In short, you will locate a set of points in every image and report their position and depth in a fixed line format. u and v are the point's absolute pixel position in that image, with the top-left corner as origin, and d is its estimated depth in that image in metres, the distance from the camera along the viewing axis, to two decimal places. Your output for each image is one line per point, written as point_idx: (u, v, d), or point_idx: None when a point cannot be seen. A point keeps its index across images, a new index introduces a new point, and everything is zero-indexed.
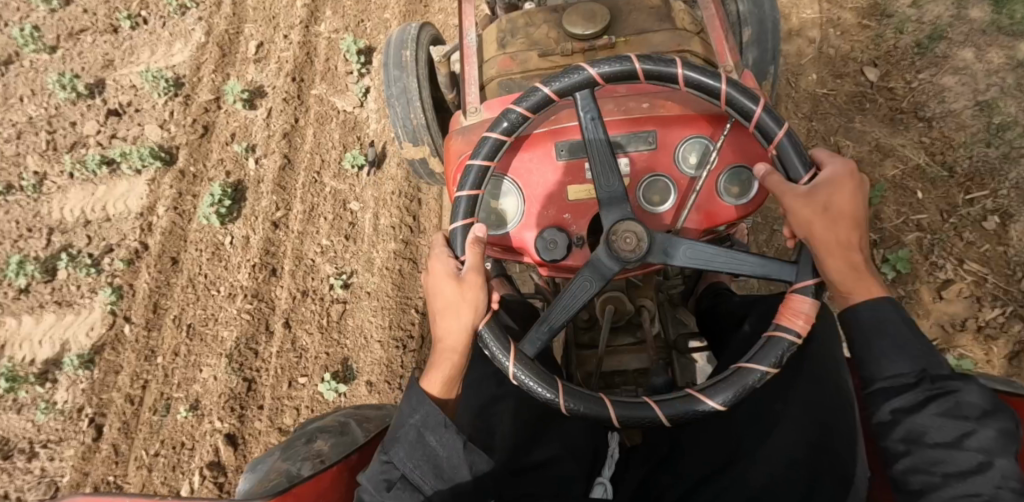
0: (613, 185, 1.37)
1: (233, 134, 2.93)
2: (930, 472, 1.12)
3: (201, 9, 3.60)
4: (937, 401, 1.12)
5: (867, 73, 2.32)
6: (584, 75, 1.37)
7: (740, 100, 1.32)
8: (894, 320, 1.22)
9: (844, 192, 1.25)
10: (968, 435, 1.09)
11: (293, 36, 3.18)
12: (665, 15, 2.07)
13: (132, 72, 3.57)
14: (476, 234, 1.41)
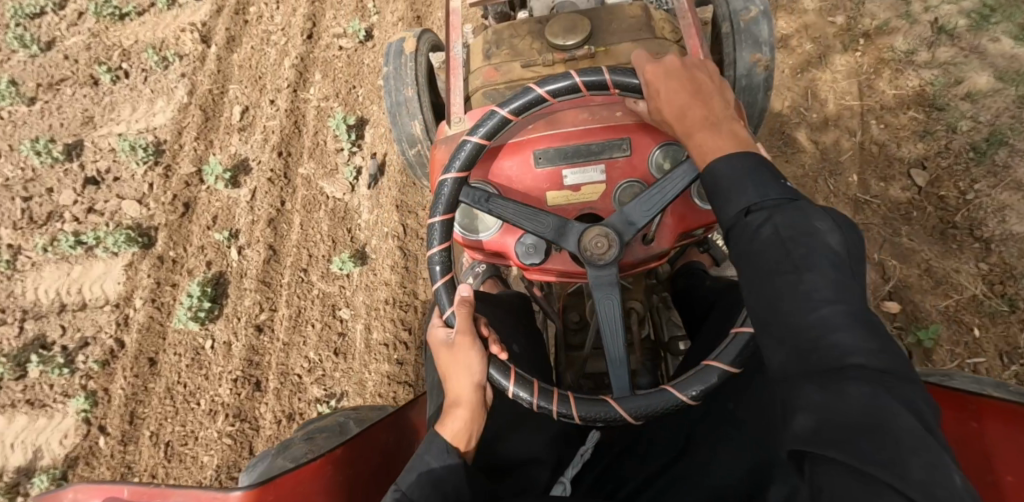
0: (552, 228, 1.44)
1: (215, 217, 2.70)
2: (774, 312, 0.99)
3: (184, 63, 3.39)
4: (764, 234, 1.04)
5: (915, 176, 2.10)
6: (499, 117, 1.44)
7: (625, 83, 1.41)
8: (742, 170, 1.12)
9: (662, 95, 1.35)
10: (801, 261, 0.99)
11: (280, 101, 2.95)
12: (643, 24, 2.11)
13: (112, 132, 3.35)
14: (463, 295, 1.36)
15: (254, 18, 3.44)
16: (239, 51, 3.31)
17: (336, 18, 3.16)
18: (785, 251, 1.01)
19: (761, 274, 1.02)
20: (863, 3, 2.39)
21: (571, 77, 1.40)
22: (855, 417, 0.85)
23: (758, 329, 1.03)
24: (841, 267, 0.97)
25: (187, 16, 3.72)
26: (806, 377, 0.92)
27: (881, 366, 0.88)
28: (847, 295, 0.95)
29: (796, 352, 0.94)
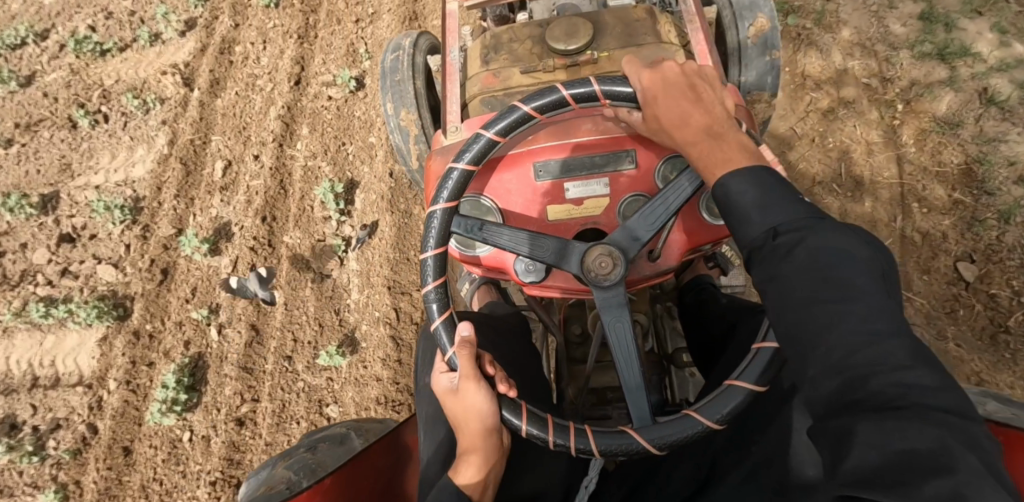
0: (551, 251, 1.32)
1: (195, 289, 2.50)
2: (814, 335, 0.92)
3: (166, 109, 3.19)
4: (797, 257, 0.97)
5: (962, 270, 1.93)
6: (483, 140, 1.32)
7: (619, 92, 1.28)
8: (760, 188, 1.05)
9: (659, 104, 1.23)
10: (839, 288, 0.92)
11: (265, 157, 2.74)
12: (652, 28, 1.93)
13: (89, 181, 3.16)
14: (462, 336, 1.21)
15: (239, 59, 3.23)
16: (222, 95, 3.11)
17: (326, 64, 2.95)
18: (818, 276, 0.94)
19: (797, 300, 0.95)
20: (901, 63, 2.18)
21: (560, 89, 1.28)
22: (918, 457, 0.77)
23: (794, 362, 0.95)
24: (882, 292, 0.92)
25: (170, 55, 3.51)
26: (856, 415, 0.84)
27: (940, 401, 0.81)
28: (897, 326, 0.88)
29: (842, 386, 0.87)
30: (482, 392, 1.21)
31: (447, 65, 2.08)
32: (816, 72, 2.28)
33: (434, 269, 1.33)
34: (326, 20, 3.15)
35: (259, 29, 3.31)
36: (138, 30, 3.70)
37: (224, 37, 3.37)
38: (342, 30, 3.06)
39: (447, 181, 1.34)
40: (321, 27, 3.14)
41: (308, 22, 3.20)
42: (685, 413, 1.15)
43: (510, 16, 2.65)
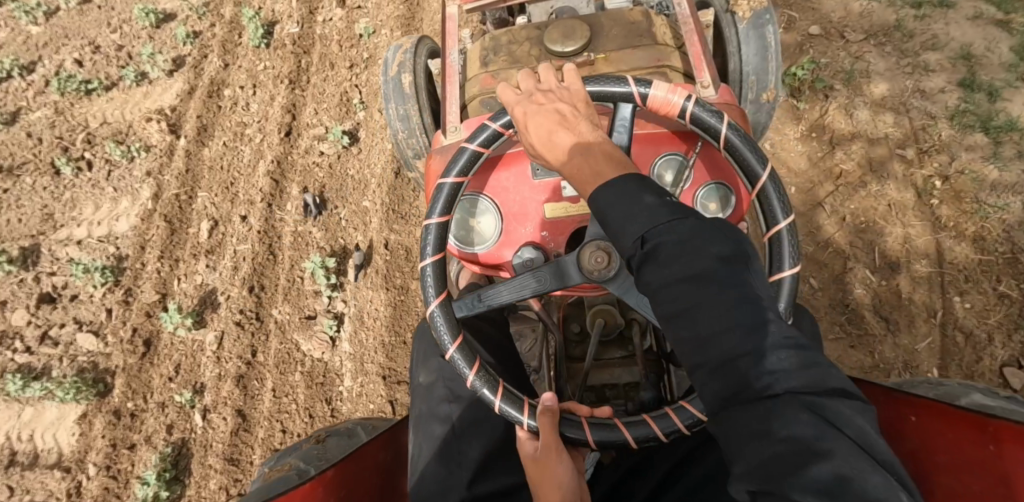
0: (550, 280, 1.37)
1: (178, 366, 2.36)
2: (696, 334, 0.96)
3: (151, 158, 3.02)
4: (669, 261, 1.00)
5: (1009, 377, 1.77)
6: (467, 152, 1.42)
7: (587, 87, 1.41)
8: (636, 194, 1.10)
9: (534, 132, 1.30)
10: (715, 288, 0.96)
11: (252, 218, 2.58)
12: (647, 29, 2.05)
13: (71, 234, 3.00)
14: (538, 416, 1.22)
15: (228, 104, 3.06)
16: (210, 143, 2.95)
17: (317, 114, 2.77)
18: (693, 276, 0.98)
19: (677, 305, 0.98)
20: (939, 134, 2.02)
21: (468, 144, 1.42)
22: (805, 447, 0.85)
23: (686, 366, 0.98)
24: (745, 281, 0.98)
25: (156, 97, 3.35)
26: (751, 414, 0.89)
27: (818, 386, 0.91)
28: (764, 315, 0.95)
29: (732, 388, 0.91)
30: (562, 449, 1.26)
31: (448, 66, 2.18)
32: (846, 138, 2.11)
33: (435, 276, 1.40)
34: (319, 64, 2.99)
35: (248, 71, 3.15)
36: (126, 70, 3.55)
37: (213, 79, 3.20)
38: (336, 76, 2.90)
39: (440, 196, 1.42)
40: (313, 72, 2.98)
41: (301, 65, 3.04)
42: None
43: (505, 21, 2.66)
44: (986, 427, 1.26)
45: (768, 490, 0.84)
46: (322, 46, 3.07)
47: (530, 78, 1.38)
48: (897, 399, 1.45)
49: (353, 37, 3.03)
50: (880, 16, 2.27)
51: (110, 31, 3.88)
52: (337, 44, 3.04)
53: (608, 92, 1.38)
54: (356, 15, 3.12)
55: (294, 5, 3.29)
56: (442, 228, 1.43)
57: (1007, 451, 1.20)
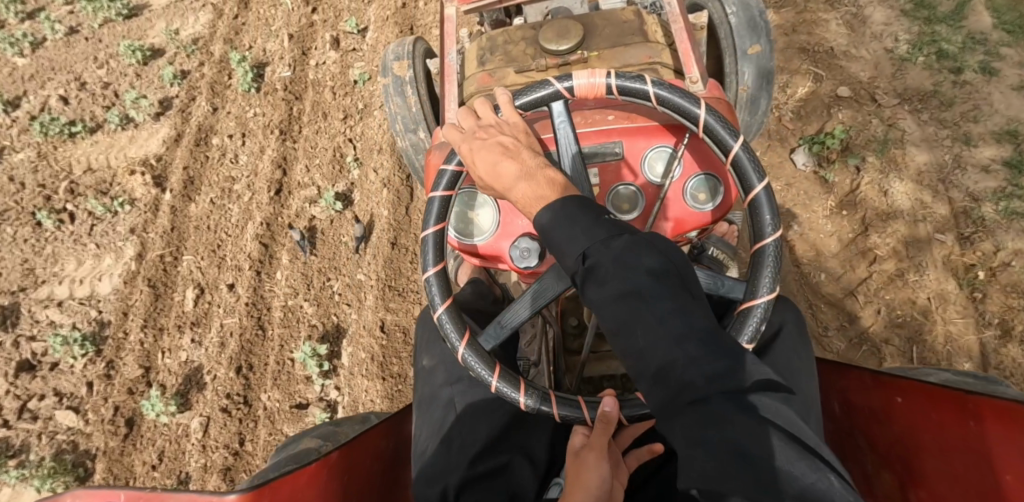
0: (553, 286, 1.36)
1: (162, 453, 2.22)
2: (637, 346, 1.03)
3: (133, 214, 2.86)
4: (609, 280, 1.07)
5: None
6: (448, 173, 1.46)
7: (539, 95, 1.45)
8: (578, 216, 1.16)
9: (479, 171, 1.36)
10: (653, 300, 1.04)
11: (240, 288, 2.43)
12: (641, 28, 2.06)
13: (53, 294, 2.85)
14: (606, 410, 1.22)
15: (216, 155, 2.89)
16: (197, 198, 2.79)
17: (310, 172, 2.60)
18: (630, 292, 1.05)
19: (621, 319, 1.05)
20: (983, 219, 1.89)
21: (434, 191, 1.46)
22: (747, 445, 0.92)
23: (632, 375, 1.05)
24: (677, 292, 1.06)
25: (142, 143, 3.19)
26: (695, 415, 0.95)
27: (753, 383, 0.99)
28: (695, 320, 1.03)
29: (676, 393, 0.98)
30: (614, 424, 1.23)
31: (447, 67, 2.20)
32: (880, 220, 1.94)
33: (440, 291, 1.42)
34: (310, 113, 2.82)
35: (238, 118, 2.99)
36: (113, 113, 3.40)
37: (200, 125, 3.04)
38: (328, 127, 2.73)
39: (431, 211, 1.47)
40: (305, 121, 2.80)
41: (292, 113, 2.87)
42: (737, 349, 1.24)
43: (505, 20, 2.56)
44: (967, 403, 1.25)
45: (715, 486, 0.91)
46: (314, 91, 2.91)
47: (468, 117, 1.46)
48: (879, 381, 1.44)
49: (348, 83, 2.87)
50: (915, 79, 2.13)
51: (96, 67, 3.73)
52: (330, 92, 2.87)
53: (540, 97, 1.45)
54: (351, 59, 2.97)
55: (287, 46, 3.17)
56: (439, 238, 1.47)
57: (989, 428, 1.20)
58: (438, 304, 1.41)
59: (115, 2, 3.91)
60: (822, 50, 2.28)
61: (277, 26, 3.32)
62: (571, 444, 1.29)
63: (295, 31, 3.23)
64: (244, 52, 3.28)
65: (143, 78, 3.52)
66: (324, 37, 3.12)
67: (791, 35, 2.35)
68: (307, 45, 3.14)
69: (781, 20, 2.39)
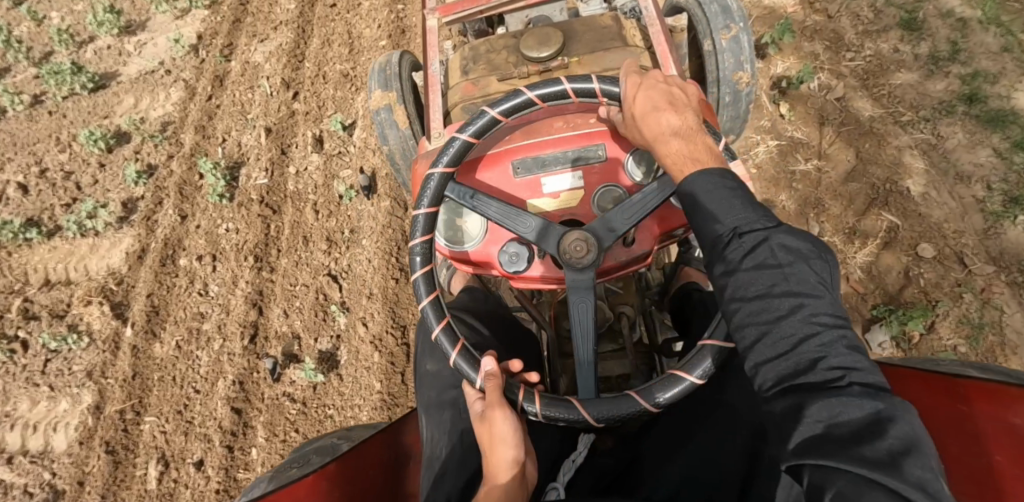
0: (533, 229, 1.33)
1: None
2: (757, 322, 0.98)
3: (91, 353, 2.49)
4: (761, 254, 1.00)
5: None
6: (488, 117, 1.35)
7: None
8: (723, 185, 1.07)
9: (640, 98, 1.28)
10: (783, 288, 0.97)
11: (212, 468, 2.12)
12: (616, 33, 2.04)
13: (1, 441, 2.48)
14: (486, 369, 1.20)
15: (183, 283, 2.52)
16: (163, 335, 2.43)
17: (289, 317, 2.26)
18: (775, 267, 0.99)
19: (756, 288, 0.99)
20: None
21: (432, 172, 1.36)
22: (872, 436, 0.85)
23: (747, 349, 0.99)
24: (826, 285, 0.98)
25: (102, 254, 2.81)
26: (800, 404, 0.91)
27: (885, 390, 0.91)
28: (838, 313, 0.96)
29: (787, 375, 0.94)
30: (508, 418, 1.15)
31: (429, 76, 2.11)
32: None
33: (425, 224, 1.35)
34: (288, 238, 2.43)
35: (208, 234, 2.61)
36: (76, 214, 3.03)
37: (167, 239, 2.67)
38: (311, 259, 2.34)
39: (446, 151, 1.36)
40: (282, 247, 2.42)
41: (270, 232, 2.49)
42: (673, 371, 1.17)
43: (486, 31, 2.56)
44: (956, 387, 1.23)
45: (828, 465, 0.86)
46: (294, 205, 2.52)
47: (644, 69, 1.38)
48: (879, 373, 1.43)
49: (332, 199, 2.47)
50: (1015, 240, 1.81)
51: (58, 150, 3.35)
52: (312, 211, 2.46)
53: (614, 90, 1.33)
54: (337, 166, 2.57)
55: (264, 142, 2.79)
56: (445, 180, 1.37)
57: (977, 410, 1.16)
58: (419, 233, 1.35)
59: (78, 73, 3.51)
60: (895, 191, 1.94)
61: (254, 114, 2.94)
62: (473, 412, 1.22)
63: (273, 123, 2.85)
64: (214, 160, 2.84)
65: (107, 168, 3.13)
66: (305, 135, 2.73)
67: (859, 166, 2.02)
68: (286, 141, 2.75)
69: (846, 146, 2.06)
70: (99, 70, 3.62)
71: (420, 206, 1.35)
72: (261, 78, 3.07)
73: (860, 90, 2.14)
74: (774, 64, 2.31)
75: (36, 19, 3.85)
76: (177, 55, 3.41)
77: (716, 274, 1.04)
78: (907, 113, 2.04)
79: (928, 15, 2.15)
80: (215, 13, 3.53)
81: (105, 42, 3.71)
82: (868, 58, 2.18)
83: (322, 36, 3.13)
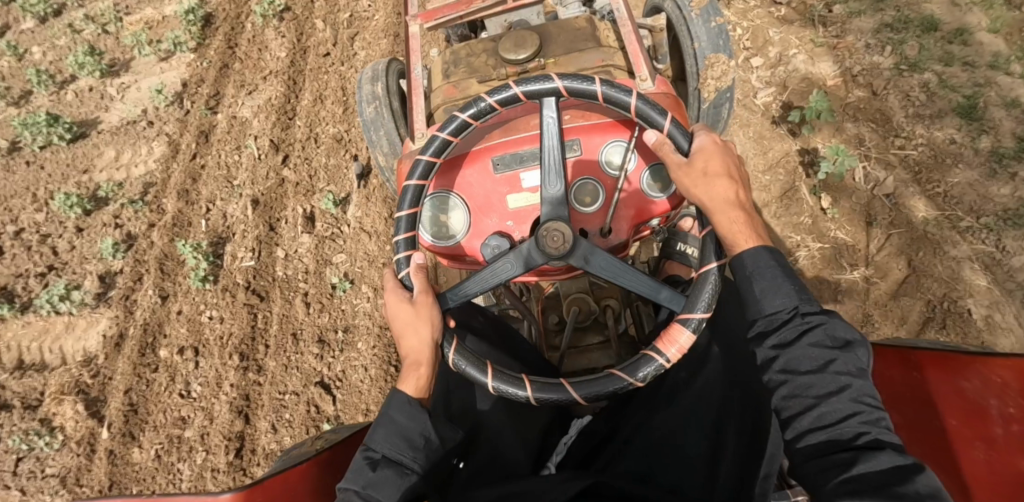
0: (553, 189, 1.39)
1: None
2: (804, 395, 1.09)
3: (64, 456, 2.29)
4: (817, 338, 1.12)
5: None
6: (510, 93, 1.39)
7: (649, 115, 1.36)
8: (775, 266, 1.19)
9: (713, 158, 1.29)
10: (834, 366, 1.09)
11: None
12: (592, 34, 1.91)
13: None
14: (418, 262, 1.39)
15: (163, 380, 2.32)
16: (143, 438, 2.26)
17: (276, 433, 2.17)
18: (831, 347, 1.11)
19: (807, 361, 1.11)
20: None
21: (408, 180, 1.43)
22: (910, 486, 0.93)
23: (790, 415, 1.10)
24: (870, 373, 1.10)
25: (78, 334, 2.59)
26: (850, 462, 1.00)
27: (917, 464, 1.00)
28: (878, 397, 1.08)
29: (833, 442, 1.04)
30: (434, 313, 1.34)
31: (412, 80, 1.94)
32: None
33: (423, 170, 1.42)
34: (277, 334, 2.32)
35: (189, 321, 2.40)
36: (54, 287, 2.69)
37: (146, 323, 2.45)
38: (301, 362, 2.29)
39: (433, 142, 1.43)
40: (269, 346, 2.31)
41: (257, 325, 2.34)
42: (610, 371, 1.26)
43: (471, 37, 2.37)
44: (910, 357, 1.29)
45: None
46: (283, 293, 2.39)
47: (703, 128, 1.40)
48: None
49: (325, 291, 2.40)
50: None
51: (35, 208, 2.87)
52: (303, 305, 2.37)
53: (614, 94, 1.36)
54: (329, 250, 2.48)
55: (250, 216, 2.58)
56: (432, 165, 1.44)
57: (929, 375, 1.24)
58: (414, 177, 1.42)
59: (56, 121, 3.00)
60: (954, 312, 1.75)
61: (240, 180, 2.70)
62: (391, 298, 1.37)
63: (260, 193, 2.63)
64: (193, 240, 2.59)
65: (86, 233, 2.78)
66: (295, 210, 2.57)
67: (912, 277, 1.84)
68: (274, 215, 2.57)
69: (896, 253, 1.88)
70: (76, 116, 3.07)
71: (410, 180, 1.42)
72: (247, 136, 2.82)
73: (912, 184, 1.95)
74: (814, 146, 2.09)
75: (16, 54, 3.24)
76: (160, 105, 3.02)
77: (767, 342, 1.16)
78: (966, 218, 1.85)
79: (988, 102, 1.96)
80: (201, 56, 3.11)
81: (86, 84, 3.15)
82: (921, 147, 1.98)
83: (315, 91, 2.91)
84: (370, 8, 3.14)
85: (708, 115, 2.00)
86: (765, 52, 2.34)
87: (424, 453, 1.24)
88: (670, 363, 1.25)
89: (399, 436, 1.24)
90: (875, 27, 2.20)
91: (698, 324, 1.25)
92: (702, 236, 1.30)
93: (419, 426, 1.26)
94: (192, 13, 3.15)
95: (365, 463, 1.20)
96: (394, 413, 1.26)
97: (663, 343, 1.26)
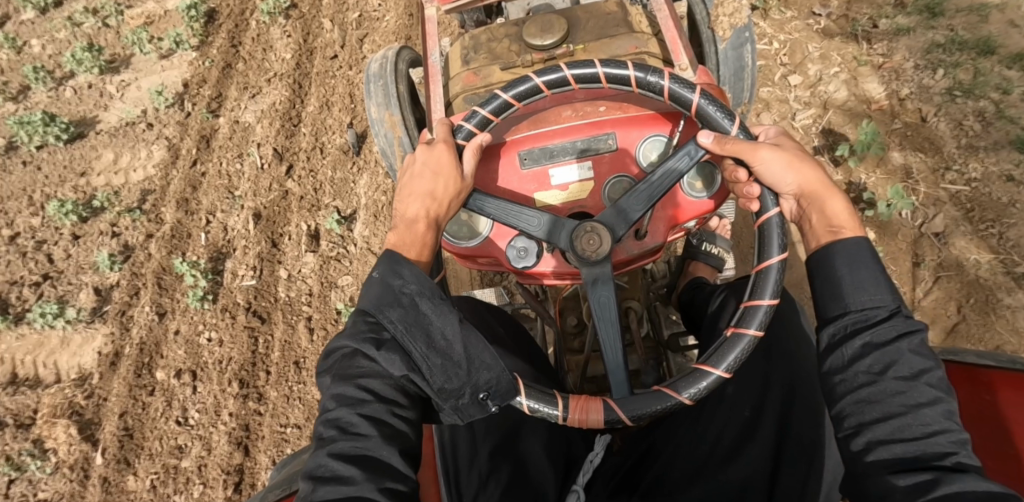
0: (627, 207, 1.12)
1: None
2: (888, 402, 0.89)
3: (55, 482, 2.17)
4: (897, 360, 0.90)
5: None
6: (685, 97, 1.12)
7: (770, 242, 1.04)
8: (868, 261, 0.96)
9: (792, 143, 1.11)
10: (927, 377, 0.89)
11: None
12: (625, 18, 1.58)
13: None
14: (478, 140, 1.18)
15: (160, 404, 2.25)
16: (138, 466, 2.17)
17: None
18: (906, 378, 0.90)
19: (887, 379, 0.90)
20: None
21: (462, 124, 1.19)
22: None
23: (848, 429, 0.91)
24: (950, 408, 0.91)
25: (73, 350, 2.38)
26: (933, 482, 0.82)
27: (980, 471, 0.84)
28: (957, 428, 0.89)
29: (911, 458, 0.85)
30: (454, 208, 1.15)
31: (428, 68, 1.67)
32: None
33: (480, 121, 1.19)
34: (277, 362, 2.28)
35: (187, 342, 2.33)
36: (48, 298, 2.47)
37: (143, 342, 2.34)
38: (304, 393, 2.24)
39: (492, 101, 1.19)
40: (270, 373, 2.27)
41: (258, 349, 2.30)
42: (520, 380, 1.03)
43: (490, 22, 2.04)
44: (979, 376, 1.15)
45: None
46: (286, 317, 2.35)
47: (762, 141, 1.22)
48: None
49: (329, 317, 2.36)
50: None
51: (31, 212, 2.64)
52: (306, 331, 2.33)
53: (712, 114, 1.11)
54: (334, 272, 2.43)
55: (251, 231, 2.49)
56: (484, 127, 1.20)
57: (1004, 399, 1.09)
58: (484, 108, 1.18)
59: (53, 121, 2.76)
60: None
61: (242, 191, 2.58)
62: (433, 150, 1.15)
63: (262, 206, 2.54)
64: (192, 257, 2.47)
65: (81, 241, 2.56)
66: (299, 226, 2.50)
67: (962, 324, 1.90)
68: (277, 229, 2.50)
69: (945, 297, 1.95)
70: (74, 115, 2.84)
71: (462, 128, 1.19)
72: (250, 143, 2.68)
73: (963, 222, 2.02)
74: (857, 176, 2.15)
75: (14, 46, 3.01)
76: (159, 106, 2.79)
77: (858, 336, 0.93)
78: (1021, 263, 1.92)
79: None
80: (203, 56, 2.91)
81: (84, 81, 2.91)
82: (973, 183, 2.06)
83: (321, 97, 2.77)
84: (381, 7, 2.99)
85: (729, 59, 1.85)
86: (803, 69, 2.37)
87: (442, 359, 0.97)
88: (726, 376, 1.00)
89: (416, 323, 0.98)
90: (927, 46, 2.27)
91: (615, 422, 1.00)
92: (759, 269, 1.04)
93: (443, 323, 0.99)
94: (195, 9, 2.96)
95: (371, 339, 0.98)
96: (420, 299, 0.99)
97: (578, 404, 1.00)
